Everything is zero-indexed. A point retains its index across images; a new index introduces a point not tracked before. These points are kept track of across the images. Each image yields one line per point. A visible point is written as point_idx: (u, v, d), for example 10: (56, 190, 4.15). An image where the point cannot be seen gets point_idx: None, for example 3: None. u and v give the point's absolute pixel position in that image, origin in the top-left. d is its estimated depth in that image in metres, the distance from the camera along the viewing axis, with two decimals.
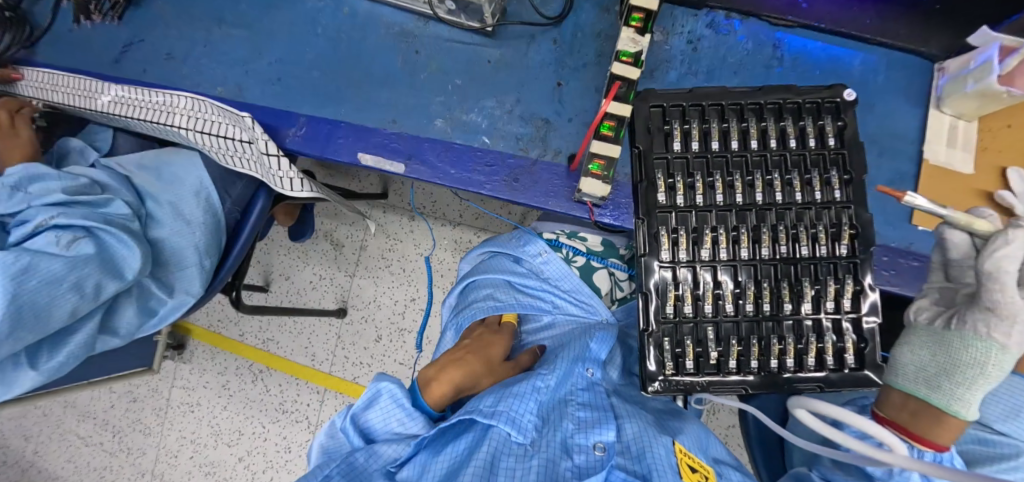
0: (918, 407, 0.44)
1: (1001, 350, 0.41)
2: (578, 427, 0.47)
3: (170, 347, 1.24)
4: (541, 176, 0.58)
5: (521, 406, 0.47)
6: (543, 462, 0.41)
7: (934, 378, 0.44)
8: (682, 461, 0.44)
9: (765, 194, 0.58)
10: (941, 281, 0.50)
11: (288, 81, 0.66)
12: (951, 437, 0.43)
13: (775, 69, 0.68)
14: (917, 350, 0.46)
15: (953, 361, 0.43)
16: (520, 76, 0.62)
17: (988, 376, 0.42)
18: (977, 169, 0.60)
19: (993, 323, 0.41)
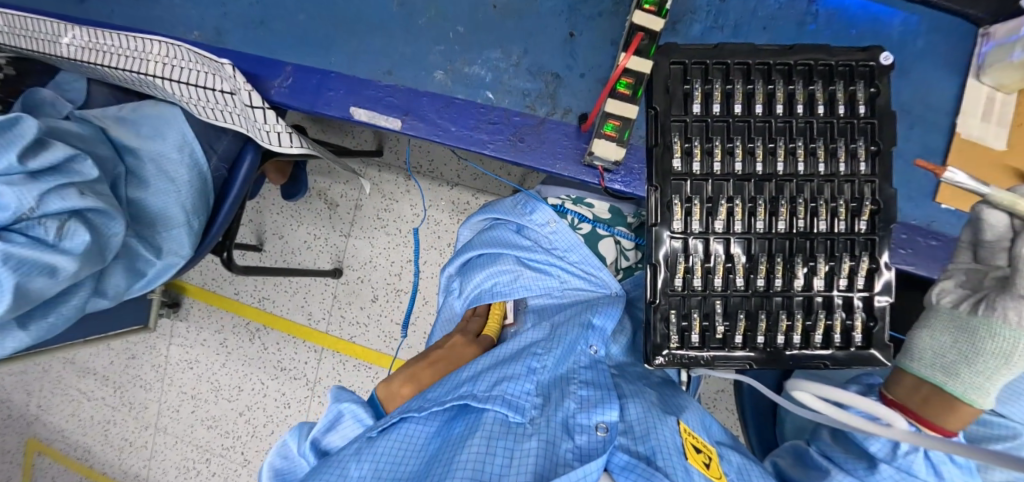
0: (930, 393, 0.45)
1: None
2: (580, 407, 0.46)
3: (165, 305, 1.23)
4: (547, 136, 0.54)
5: (518, 388, 0.47)
6: (543, 442, 0.41)
7: (951, 365, 0.44)
8: (687, 441, 0.45)
9: (787, 164, 0.54)
10: (968, 262, 0.48)
11: (272, 26, 0.60)
12: (958, 423, 0.44)
13: (807, 27, 0.61)
14: (937, 335, 0.46)
15: (976, 348, 0.43)
16: (529, 25, 0.56)
17: (1010, 365, 0.41)
18: (1012, 142, 0.56)
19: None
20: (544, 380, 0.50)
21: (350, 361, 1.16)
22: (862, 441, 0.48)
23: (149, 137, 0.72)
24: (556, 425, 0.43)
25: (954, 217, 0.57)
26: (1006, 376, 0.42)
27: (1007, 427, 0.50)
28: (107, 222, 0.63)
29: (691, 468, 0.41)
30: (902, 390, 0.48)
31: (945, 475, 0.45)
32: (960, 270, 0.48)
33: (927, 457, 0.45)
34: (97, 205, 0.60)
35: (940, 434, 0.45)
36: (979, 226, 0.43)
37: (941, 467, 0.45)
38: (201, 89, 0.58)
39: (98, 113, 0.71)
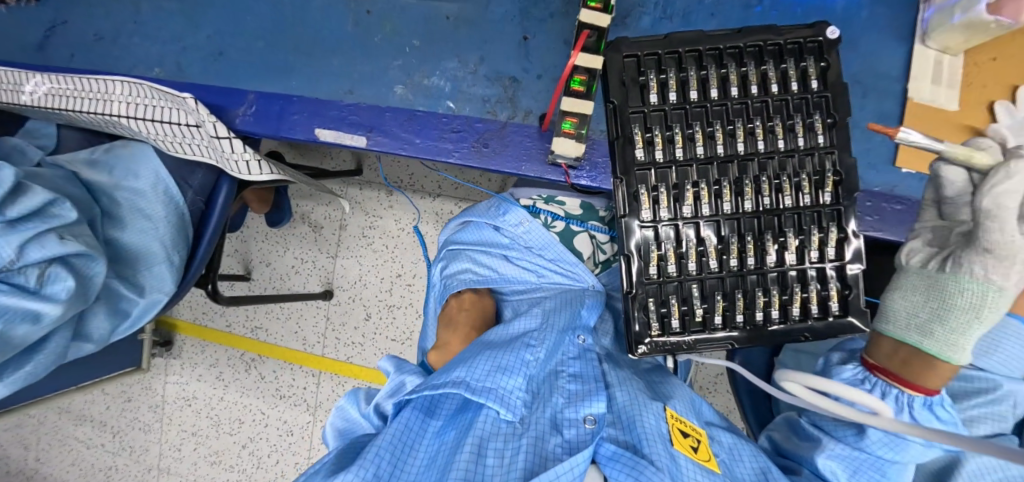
0: (909, 355, 0.45)
1: (997, 293, 0.40)
2: (568, 401, 0.46)
3: (157, 344, 1.22)
4: (510, 139, 0.55)
5: (511, 377, 0.46)
6: (533, 440, 0.41)
7: (925, 325, 0.44)
8: (674, 427, 0.46)
9: (747, 144, 0.56)
10: (935, 220, 0.48)
11: (231, 57, 0.61)
12: (940, 381, 0.44)
13: (757, 9, 0.63)
14: (908, 296, 0.46)
15: (948, 306, 0.42)
16: (483, 33, 0.57)
17: (981, 319, 0.41)
18: (963, 102, 0.57)
19: (992, 265, 0.40)
20: (534, 375, 0.49)
21: (349, 380, 1.16)
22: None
23: (123, 177, 0.72)
24: (545, 423, 0.43)
25: (917, 180, 0.58)
26: (980, 330, 0.42)
27: (988, 381, 0.51)
28: (89, 262, 0.63)
29: (677, 453, 0.42)
30: (882, 353, 0.47)
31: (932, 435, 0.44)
32: (927, 228, 0.48)
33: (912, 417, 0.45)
34: (78, 249, 0.60)
35: (922, 394, 0.45)
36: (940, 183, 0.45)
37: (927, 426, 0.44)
38: (166, 125, 0.59)
39: (69, 158, 0.71)
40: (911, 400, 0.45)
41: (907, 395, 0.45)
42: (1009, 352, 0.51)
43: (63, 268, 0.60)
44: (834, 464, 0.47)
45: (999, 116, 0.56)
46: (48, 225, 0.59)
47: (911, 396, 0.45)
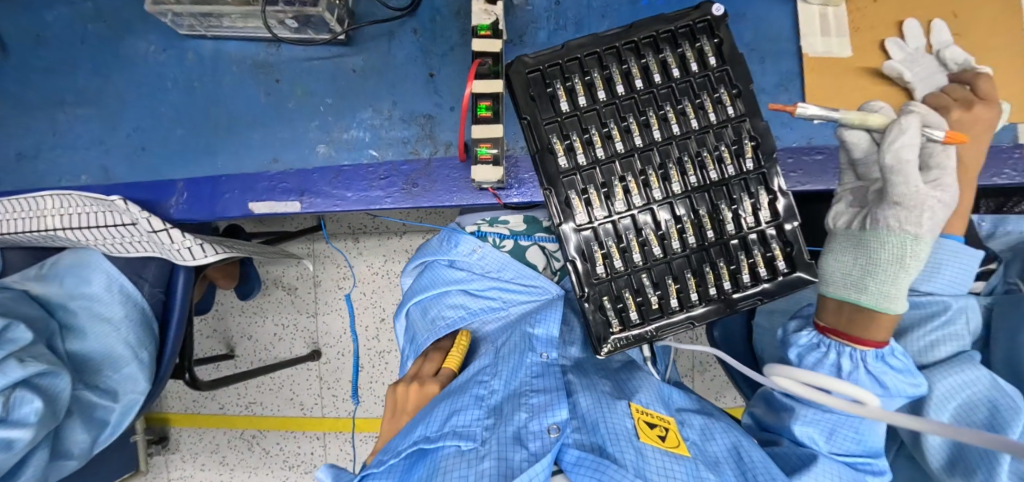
0: (852, 310, 0.46)
1: (914, 241, 0.42)
2: (530, 415, 0.48)
3: (153, 443, 1.19)
4: (438, 174, 0.57)
5: (471, 410, 0.49)
6: (497, 460, 0.42)
7: (860, 281, 0.45)
8: (639, 420, 0.49)
9: (663, 130, 0.57)
10: (853, 183, 0.50)
11: (154, 150, 0.60)
12: (884, 333, 0.45)
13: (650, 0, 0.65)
14: (840, 257, 0.47)
15: (875, 260, 0.44)
16: (391, 78, 0.58)
17: (907, 268, 0.43)
18: (856, 48, 0.60)
19: (904, 217, 0.42)
20: (493, 402, 0.51)
21: (355, 435, 1.15)
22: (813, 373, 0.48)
23: (74, 286, 0.72)
24: (509, 440, 0.45)
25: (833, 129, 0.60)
26: (910, 278, 0.43)
27: (937, 304, 0.54)
28: (53, 379, 0.62)
29: (642, 447, 0.46)
30: (830, 313, 0.48)
31: (889, 384, 0.45)
32: (846, 192, 0.50)
33: (868, 370, 0.46)
34: (41, 368, 0.60)
35: (871, 348, 0.45)
36: (848, 147, 0.47)
37: (883, 377, 0.45)
38: (108, 229, 0.58)
39: (20, 277, 0.73)
40: (865, 356, 0.46)
41: (859, 351, 0.46)
42: (949, 273, 0.52)
43: (29, 390, 0.59)
44: (810, 430, 0.48)
45: (892, 54, 0.58)
46: (6, 350, 0.59)
47: (862, 351, 0.46)
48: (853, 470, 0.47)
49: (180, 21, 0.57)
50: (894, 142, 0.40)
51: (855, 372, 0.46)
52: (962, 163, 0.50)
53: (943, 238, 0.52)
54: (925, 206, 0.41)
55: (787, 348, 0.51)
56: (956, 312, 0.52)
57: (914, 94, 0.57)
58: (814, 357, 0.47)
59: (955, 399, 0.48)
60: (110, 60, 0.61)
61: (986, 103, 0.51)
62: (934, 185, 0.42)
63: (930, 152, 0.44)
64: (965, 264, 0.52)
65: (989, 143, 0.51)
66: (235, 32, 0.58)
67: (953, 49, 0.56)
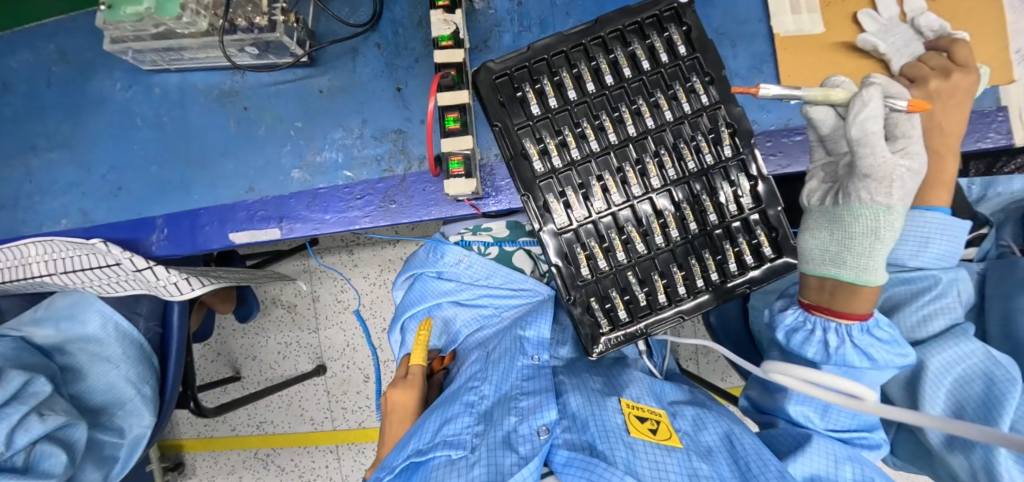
0: (835, 286, 0.46)
1: (887, 211, 0.42)
2: (520, 418, 0.49)
3: (169, 470, 1.20)
4: (414, 189, 0.57)
5: (463, 419, 0.50)
6: (488, 466, 0.43)
7: (838, 256, 0.45)
8: (631, 415, 0.50)
9: (636, 125, 0.57)
10: (824, 159, 0.50)
11: (130, 189, 0.59)
12: (867, 305, 0.45)
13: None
14: (816, 234, 0.46)
15: (849, 234, 0.44)
16: (359, 97, 0.58)
17: (883, 240, 0.42)
18: (827, 23, 0.58)
19: (875, 189, 0.42)
20: (484, 408, 0.52)
21: (367, 445, 1.16)
22: (800, 352, 0.47)
23: (69, 328, 0.72)
24: (499, 444, 0.45)
25: None
26: (886, 249, 0.43)
27: (928, 279, 0.53)
28: (69, 429, 0.63)
29: (634, 442, 0.47)
30: (813, 290, 0.48)
31: (876, 357, 0.44)
32: (818, 168, 0.50)
33: (855, 345, 0.45)
34: (60, 422, 0.61)
35: (856, 322, 0.44)
36: (814, 126, 0.47)
37: (871, 351, 0.44)
38: (93, 271, 0.58)
39: (16, 321, 0.73)
40: (852, 331, 0.45)
41: (845, 325, 0.45)
42: (938, 247, 0.51)
43: (50, 443, 0.61)
44: (805, 409, 0.48)
45: (866, 26, 0.57)
46: (29, 405, 0.59)
47: (848, 325, 0.45)
48: (848, 445, 0.47)
49: (141, 58, 0.56)
50: (860, 112, 0.40)
51: (843, 347, 0.45)
52: (942, 126, 0.48)
53: (928, 210, 0.50)
54: (894, 175, 0.41)
55: (775, 328, 0.50)
56: (947, 285, 0.52)
57: (891, 65, 0.55)
58: (799, 337, 0.47)
59: (950, 375, 0.48)
60: (79, 101, 0.61)
61: (963, 69, 0.50)
62: (901, 155, 0.42)
63: (894, 123, 0.44)
64: (955, 234, 0.50)
65: (970, 110, 0.49)
66: (198, 63, 0.57)
67: (928, 15, 0.54)
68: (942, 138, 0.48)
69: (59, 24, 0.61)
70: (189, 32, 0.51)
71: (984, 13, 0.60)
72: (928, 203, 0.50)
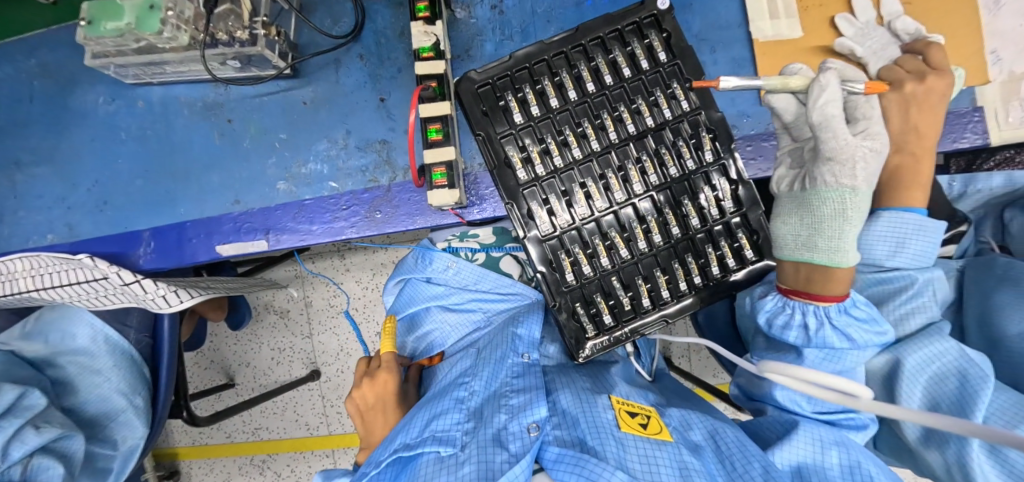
0: (810, 271, 0.47)
1: (852, 192, 0.44)
2: (510, 416, 0.50)
3: (164, 479, 1.19)
4: (399, 198, 0.57)
5: (454, 417, 0.51)
6: (478, 464, 0.44)
7: (810, 240, 0.47)
8: (621, 411, 0.51)
9: (618, 131, 0.57)
10: (790, 144, 0.53)
11: (116, 202, 0.59)
12: (842, 286, 0.46)
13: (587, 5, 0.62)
14: (787, 219, 0.49)
15: (819, 218, 0.46)
16: (343, 107, 0.58)
17: (851, 221, 0.45)
18: (805, 28, 0.59)
19: (838, 172, 0.44)
20: (474, 405, 0.54)
21: None
22: (782, 338, 0.48)
23: (59, 342, 0.72)
24: (488, 443, 0.47)
25: None
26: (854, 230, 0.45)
27: (903, 279, 0.53)
28: (70, 440, 0.63)
29: (624, 437, 0.48)
30: (790, 277, 0.49)
31: (855, 337, 0.45)
32: (784, 155, 0.53)
33: (833, 326, 0.46)
34: (57, 433, 0.61)
35: (830, 303, 0.46)
36: (778, 113, 0.50)
37: (851, 331, 0.45)
38: (80, 285, 0.58)
39: (6, 336, 0.73)
40: (829, 312, 0.46)
41: (824, 308, 0.46)
42: (916, 246, 0.51)
43: (48, 455, 0.61)
44: (792, 394, 0.49)
45: (843, 30, 0.58)
46: (23, 418, 0.59)
47: (823, 307, 0.46)
48: (836, 428, 0.48)
49: (123, 73, 0.56)
50: (821, 98, 0.43)
51: (822, 330, 0.46)
52: (919, 130, 0.50)
53: (905, 211, 0.51)
54: (856, 157, 0.44)
55: (756, 315, 0.51)
56: (921, 285, 0.52)
57: (868, 68, 0.56)
58: (781, 320, 0.49)
59: (924, 375, 0.49)
60: (63, 115, 0.61)
61: (938, 73, 0.51)
62: (862, 136, 0.45)
63: (855, 105, 0.47)
64: (931, 235, 0.51)
65: (944, 112, 0.51)
66: (180, 76, 0.57)
67: (904, 19, 0.55)
68: (917, 142, 0.51)
69: (40, 39, 0.61)
70: (170, 47, 0.51)
71: (958, 16, 0.61)
72: (907, 205, 0.51)
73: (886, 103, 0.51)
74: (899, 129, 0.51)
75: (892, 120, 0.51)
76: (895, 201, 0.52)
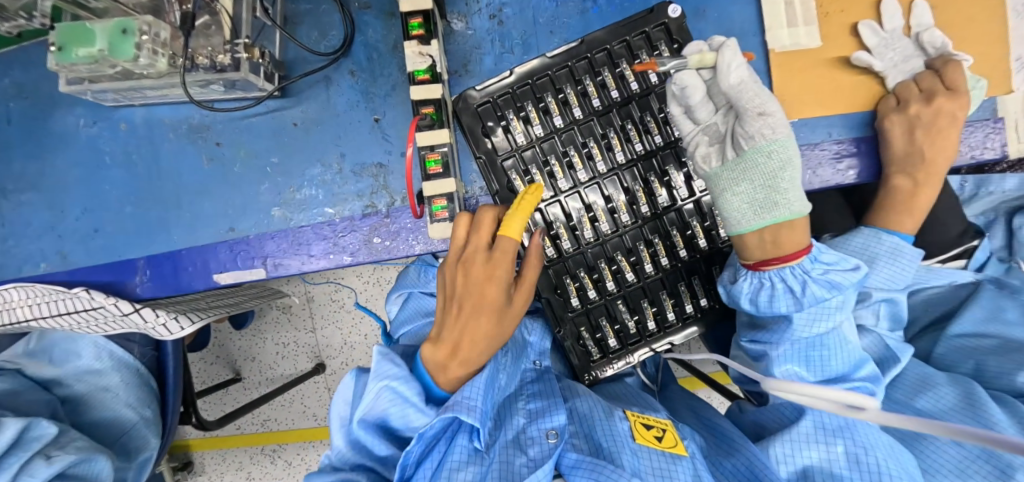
0: (774, 234, 0.45)
1: (787, 140, 0.44)
2: (529, 419, 0.55)
3: (178, 469, 1.21)
4: (399, 224, 0.56)
5: (472, 397, 0.46)
6: (501, 464, 0.48)
7: (765, 199, 0.45)
8: (636, 423, 0.54)
9: (625, 151, 0.55)
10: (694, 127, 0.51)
11: (109, 231, 0.57)
12: (802, 235, 0.46)
13: (591, 12, 0.56)
14: (736, 186, 0.46)
15: (765, 173, 0.45)
16: (336, 129, 0.56)
17: (791, 169, 0.44)
18: (826, 36, 0.55)
19: (774, 125, 0.44)
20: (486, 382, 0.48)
21: None
22: (773, 312, 0.46)
23: (66, 360, 0.72)
24: (510, 445, 0.51)
25: (806, 129, 0.56)
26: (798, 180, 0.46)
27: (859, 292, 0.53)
28: (91, 463, 0.62)
29: (638, 448, 0.51)
30: (756, 247, 0.47)
31: (836, 280, 0.45)
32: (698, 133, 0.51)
33: (814, 279, 0.45)
34: (70, 460, 0.59)
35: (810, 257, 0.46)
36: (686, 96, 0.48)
37: (832, 276, 0.45)
38: (78, 315, 0.57)
39: (9, 355, 0.73)
40: (806, 265, 0.45)
41: (797, 266, 0.45)
42: (886, 269, 0.52)
43: None
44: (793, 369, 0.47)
45: (866, 40, 0.54)
46: (32, 450, 0.57)
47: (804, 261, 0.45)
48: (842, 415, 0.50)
49: (102, 96, 0.53)
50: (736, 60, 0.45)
51: (806, 286, 0.45)
52: (925, 152, 0.51)
53: (887, 232, 0.53)
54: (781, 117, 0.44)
55: (737, 302, 0.49)
56: (875, 301, 0.53)
57: (888, 82, 0.54)
58: (765, 296, 0.47)
59: None
60: (43, 139, 0.58)
61: (952, 94, 0.50)
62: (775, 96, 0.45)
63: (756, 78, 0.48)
64: (906, 256, 0.52)
65: (956, 132, 0.51)
66: (162, 98, 0.54)
67: (933, 31, 0.53)
68: (923, 165, 0.51)
69: (11, 57, 0.58)
70: (149, 72, 0.48)
71: (988, 20, 0.57)
72: (892, 227, 0.53)
73: (890, 123, 0.52)
74: (905, 151, 0.52)
75: (895, 142, 0.52)
76: (892, 222, 0.53)
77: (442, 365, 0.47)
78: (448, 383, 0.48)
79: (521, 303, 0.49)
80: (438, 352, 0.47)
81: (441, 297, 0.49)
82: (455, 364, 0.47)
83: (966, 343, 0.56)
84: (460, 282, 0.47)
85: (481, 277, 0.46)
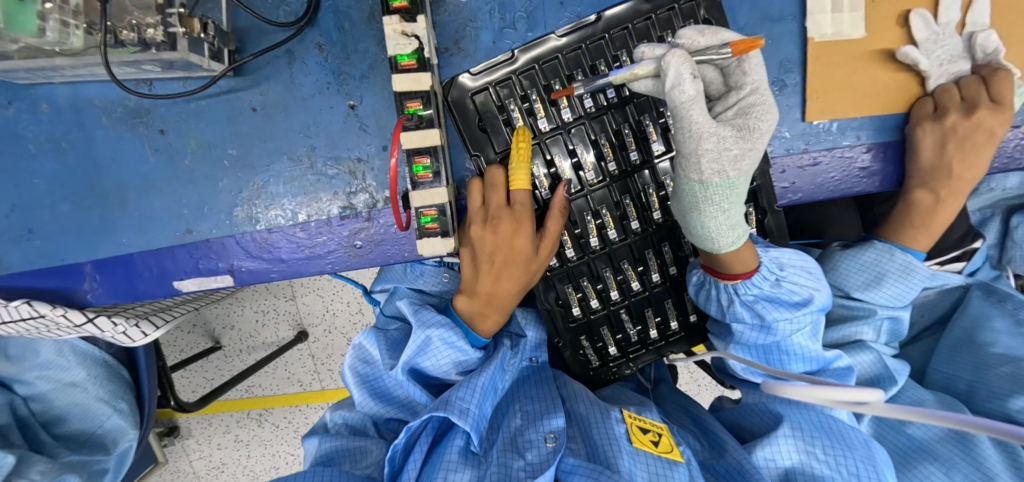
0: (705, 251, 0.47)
1: (700, 187, 0.42)
2: (526, 423, 0.52)
3: (164, 434, 1.20)
4: (381, 229, 0.49)
5: (466, 400, 0.48)
6: (500, 467, 0.46)
7: (688, 223, 0.45)
8: (633, 426, 0.51)
9: (641, 151, 0.48)
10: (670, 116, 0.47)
11: (45, 231, 0.49)
12: (729, 262, 0.45)
13: None
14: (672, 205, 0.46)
15: (683, 205, 0.44)
16: (302, 116, 0.48)
17: (706, 209, 0.42)
18: (871, 22, 0.48)
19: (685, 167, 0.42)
20: (482, 386, 0.50)
21: None
22: (704, 307, 0.50)
23: (25, 356, 0.67)
24: (507, 448, 0.49)
25: (836, 130, 0.49)
26: (730, 214, 0.42)
27: (865, 309, 0.53)
28: None
29: (636, 452, 0.49)
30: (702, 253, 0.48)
31: (767, 316, 0.46)
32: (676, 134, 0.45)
33: (743, 303, 0.47)
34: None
35: (740, 281, 0.46)
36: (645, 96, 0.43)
37: (759, 308, 0.47)
38: (22, 323, 0.51)
39: None
40: (738, 289, 0.46)
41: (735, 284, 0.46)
42: (891, 286, 0.52)
43: None
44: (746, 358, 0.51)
45: (916, 32, 0.48)
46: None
47: (726, 285, 0.46)
48: (828, 415, 0.50)
49: (11, 74, 0.43)
50: (669, 79, 0.38)
51: (732, 304, 0.47)
52: (950, 166, 0.48)
53: (904, 252, 0.52)
54: (701, 153, 0.40)
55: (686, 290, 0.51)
56: (878, 318, 0.53)
57: (927, 83, 0.49)
58: (704, 295, 0.49)
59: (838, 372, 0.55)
60: None
61: (995, 107, 0.46)
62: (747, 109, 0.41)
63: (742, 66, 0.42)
64: (914, 279, 0.52)
65: (993, 148, 0.48)
66: (87, 77, 0.45)
67: (990, 33, 0.47)
68: (947, 181, 0.49)
69: None
70: (63, 51, 0.39)
71: None
72: (904, 245, 0.53)
73: (923, 132, 0.47)
74: (933, 165, 0.49)
75: (926, 153, 0.48)
76: (905, 238, 0.53)
77: (480, 312, 0.52)
78: (486, 328, 0.53)
79: (546, 252, 0.48)
80: (474, 303, 0.52)
81: (467, 253, 0.50)
82: (491, 311, 0.52)
83: (960, 354, 0.56)
84: (490, 238, 0.48)
85: (505, 230, 0.47)
